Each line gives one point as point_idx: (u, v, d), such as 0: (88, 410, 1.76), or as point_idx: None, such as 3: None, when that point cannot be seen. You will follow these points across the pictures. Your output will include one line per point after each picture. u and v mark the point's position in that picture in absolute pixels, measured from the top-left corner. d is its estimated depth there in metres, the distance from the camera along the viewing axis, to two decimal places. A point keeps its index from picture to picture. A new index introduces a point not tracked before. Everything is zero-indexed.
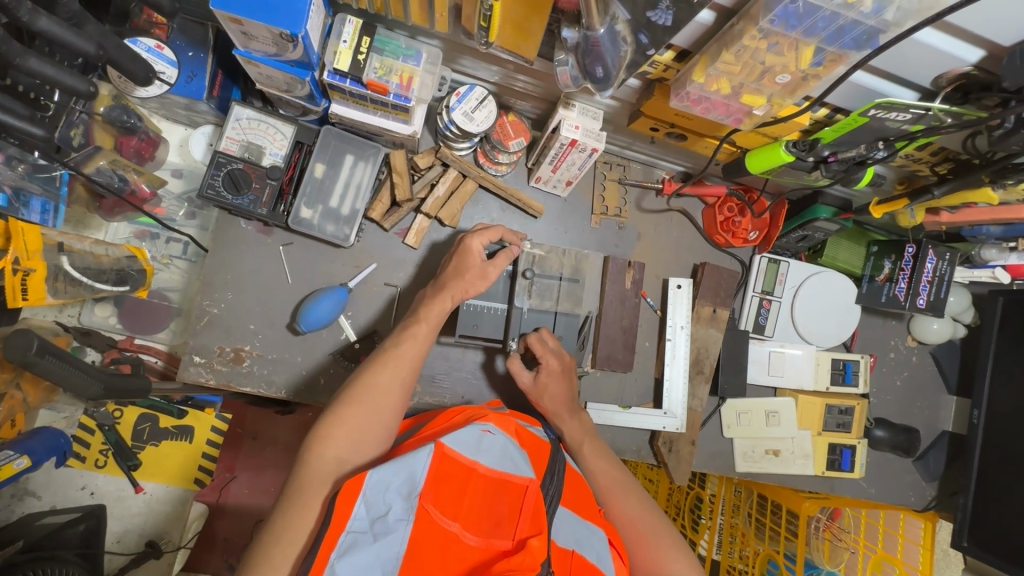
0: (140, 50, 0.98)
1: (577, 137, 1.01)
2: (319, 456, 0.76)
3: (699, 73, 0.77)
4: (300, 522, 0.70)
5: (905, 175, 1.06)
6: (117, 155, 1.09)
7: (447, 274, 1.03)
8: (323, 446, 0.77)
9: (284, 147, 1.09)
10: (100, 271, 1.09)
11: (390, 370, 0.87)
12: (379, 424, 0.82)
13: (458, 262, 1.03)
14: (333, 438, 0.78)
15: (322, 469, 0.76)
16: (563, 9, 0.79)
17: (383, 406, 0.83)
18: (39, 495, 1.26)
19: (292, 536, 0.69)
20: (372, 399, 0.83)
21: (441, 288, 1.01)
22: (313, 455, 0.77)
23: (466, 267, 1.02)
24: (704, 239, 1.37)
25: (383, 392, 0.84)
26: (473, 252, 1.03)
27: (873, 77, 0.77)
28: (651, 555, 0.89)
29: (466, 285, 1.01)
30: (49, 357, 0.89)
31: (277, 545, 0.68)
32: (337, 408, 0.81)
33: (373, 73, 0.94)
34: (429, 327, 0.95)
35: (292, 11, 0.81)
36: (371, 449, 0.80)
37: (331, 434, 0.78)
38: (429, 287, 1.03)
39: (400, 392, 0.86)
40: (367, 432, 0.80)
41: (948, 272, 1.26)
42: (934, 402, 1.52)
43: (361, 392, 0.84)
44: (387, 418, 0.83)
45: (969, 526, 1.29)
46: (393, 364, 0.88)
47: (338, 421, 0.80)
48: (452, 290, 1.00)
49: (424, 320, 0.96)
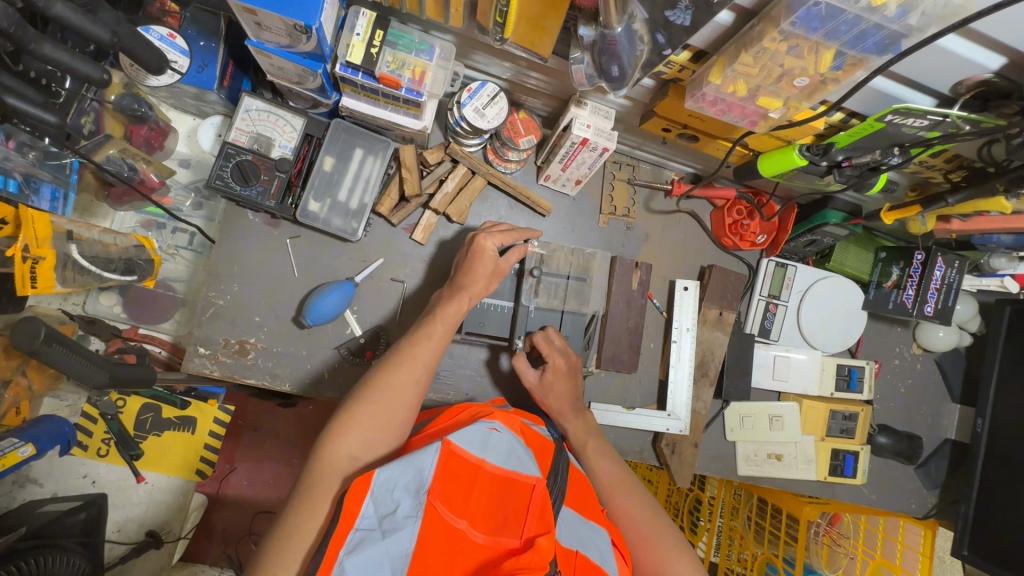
0: (152, 38, 0.97)
1: (588, 136, 1.01)
2: (331, 454, 0.76)
3: (716, 74, 0.76)
4: (309, 519, 0.71)
5: (917, 182, 1.06)
6: (126, 144, 1.09)
7: (459, 275, 1.02)
8: (336, 444, 0.77)
9: (293, 139, 1.08)
10: (107, 261, 1.08)
11: (405, 371, 0.86)
12: (391, 424, 0.81)
13: (470, 262, 1.02)
14: (346, 437, 0.78)
15: (334, 467, 0.75)
16: (580, 7, 0.79)
17: (396, 406, 0.82)
18: (40, 482, 1.26)
19: (301, 533, 0.70)
20: (386, 399, 0.82)
21: (453, 288, 1.00)
22: (325, 452, 0.76)
23: (478, 266, 1.01)
24: (711, 242, 1.36)
25: (398, 392, 0.84)
26: (485, 251, 1.02)
27: (892, 82, 0.76)
28: (653, 556, 0.88)
29: (479, 285, 1.01)
30: (56, 346, 0.89)
31: (287, 541, 0.69)
32: (351, 406, 0.81)
33: (385, 67, 0.93)
34: (444, 328, 0.95)
35: (306, 2, 0.80)
36: (383, 448, 0.80)
37: (344, 431, 0.78)
38: (444, 289, 1.03)
39: (414, 393, 0.86)
40: (379, 431, 0.80)
41: (955, 280, 1.27)
42: (937, 410, 1.52)
43: (375, 391, 0.83)
44: (400, 418, 0.82)
45: (970, 534, 1.29)
46: (407, 365, 0.87)
47: (351, 419, 0.79)
48: (466, 289, 1.00)
49: (438, 321, 0.95)
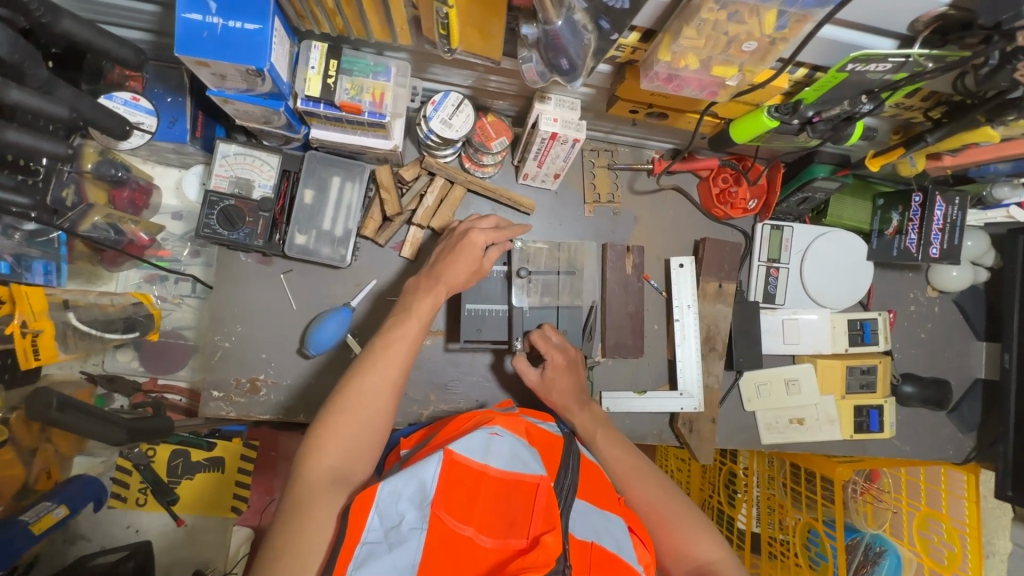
0: (116, 105, 0.99)
1: (556, 130, 1.02)
2: (312, 469, 0.77)
3: (664, 51, 0.75)
4: (299, 532, 0.70)
5: (899, 124, 1.02)
6: (111, 210, 1.11)
7: (441, 266, 1.00)
8: (316, 458, 0.77)
9: (272, 177, 1.11)
10: (107, 322, 1.12)
11: (378, 374, 0.85)
12: (371, 432, 0.82)
13: (455, 255, 1.01)
14: (325, 450, 0.78)
15: (317, 481, 0.76)
16: (519, 6, 0.78)
17: (372, 413, 0.82)
18: (87, 538, 1.32)
19: (292, 548, 0.69)
20: (361, 406, 0.82)
21: (433, 279, 0.98)
22: (306, 468, 0.77)
23: (462, 259, 1.00)
24: (701, 214, 1.35)
25: (372, 398, 0.83)
26: (474, 246, 1.01)
27: (844, 30, 0.74)
28: (675, 540, 0.85)
29: (460, 278, 0.99)
30: (69, 411, 0.91)
31: (278, 559, 0.68)
32: (326, 418, 0.81)
33: (345, 94, 0.94)
34: (419, 325, 0.92)
35: (252, 45, 0.80)
36: (365, 456, 0.81)
37: (323, 446, 0.79)
38: (421, 277, 1.00)
39: (390, 394, 0.85)
40: (358, 440, 0.81)
41: (959, 218, 1.21)
42: (963, 350, 1.48)
43: (349, 400, 0.83)
44: (377, 424, 0.83)
45: (1012, 474, 1.25)
46: (380, 367, 0.86)
47: (327, 432, 0.80)
48: (443, 282, 0.98)
49: (413, 318, 0.93)
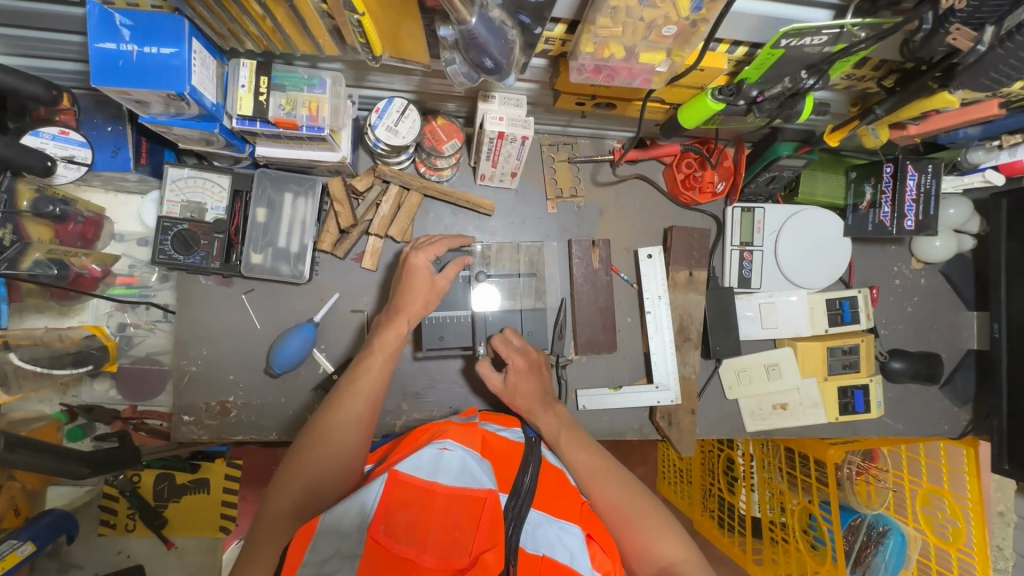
0: (45, 140, 0.97)
1: (503, 129, 0.99)
2: (275, 506, 0.76)
3: (586, 43, 0.72)
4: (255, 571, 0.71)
5: (856, 95, 0.98)
6: (54, 246, 1.07)
7: (398, 299, 1.00)
8: (280, 496, 0.77)
9: (224, 199, 1.11)
10: (56, 358, 1.10)
11: (345, 409, 0.84)
12: (336, 469, 0.80)
13: (406, 283, 1.00)
14: (288, 487, 0.78)
15: (278, 518, 0.75)
16: (433, 7, 0.74)
17: (338, 448, 0.81)
18: (80, 565, 1.34)
19: None
20: (330, 440, 0.81)
21: (393, 314, 0.98)
22: (269, 506, 0.77)
23: (416, 284, 1.00)
24: (669, 202, 1.32)
25: (339, 433, 0.82)
26: (417, 271, 1.00)
27: (771, 5, 0.71)
28: (638, 541, 0.84)
29: (417, 306, 0.99)
30: (20, 450, 0.88)
31: None
32: (293, 454, 0.81)
33: (280, 110, 0.93)
34: (383, 357, 0.92)
35: (173, 71, 0.79)
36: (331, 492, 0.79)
37: (287, 483, 0.78)
38: (382, 316, 1.00)
39: (360, 429, 0.83)
40: (322, 476, 0.79)
41: (933, 186, 1.15)
42: (954, 322, 1.43)
43: (316, 435, 0.82)
44: (344, 459, 0.80)
45: (1007, 448, 1.21)
46: (347, 401, 0.85)
47: (293, 467, 0.79)
48: (403, 313, 0.97)
49: (377, 352, 0.92)
